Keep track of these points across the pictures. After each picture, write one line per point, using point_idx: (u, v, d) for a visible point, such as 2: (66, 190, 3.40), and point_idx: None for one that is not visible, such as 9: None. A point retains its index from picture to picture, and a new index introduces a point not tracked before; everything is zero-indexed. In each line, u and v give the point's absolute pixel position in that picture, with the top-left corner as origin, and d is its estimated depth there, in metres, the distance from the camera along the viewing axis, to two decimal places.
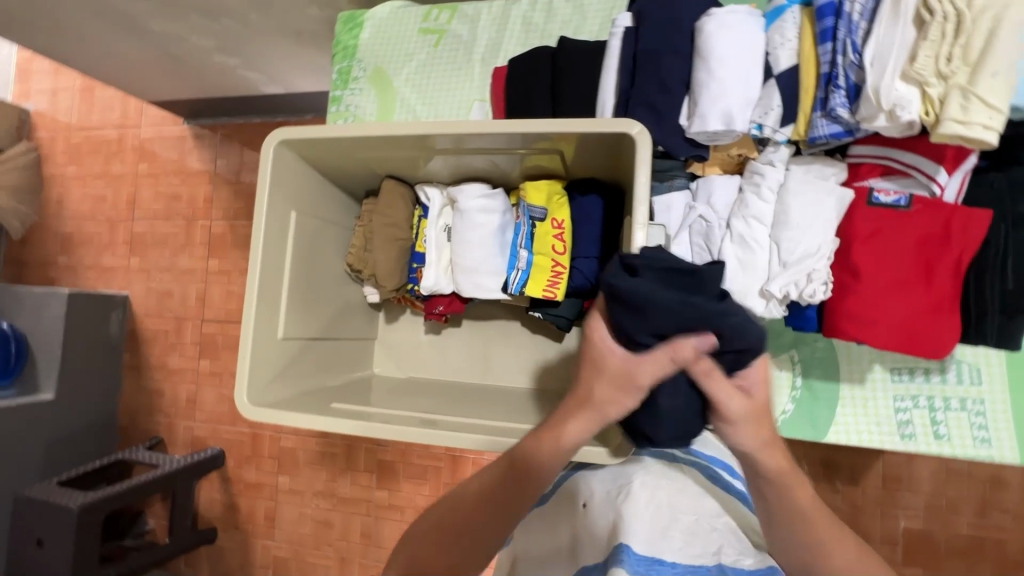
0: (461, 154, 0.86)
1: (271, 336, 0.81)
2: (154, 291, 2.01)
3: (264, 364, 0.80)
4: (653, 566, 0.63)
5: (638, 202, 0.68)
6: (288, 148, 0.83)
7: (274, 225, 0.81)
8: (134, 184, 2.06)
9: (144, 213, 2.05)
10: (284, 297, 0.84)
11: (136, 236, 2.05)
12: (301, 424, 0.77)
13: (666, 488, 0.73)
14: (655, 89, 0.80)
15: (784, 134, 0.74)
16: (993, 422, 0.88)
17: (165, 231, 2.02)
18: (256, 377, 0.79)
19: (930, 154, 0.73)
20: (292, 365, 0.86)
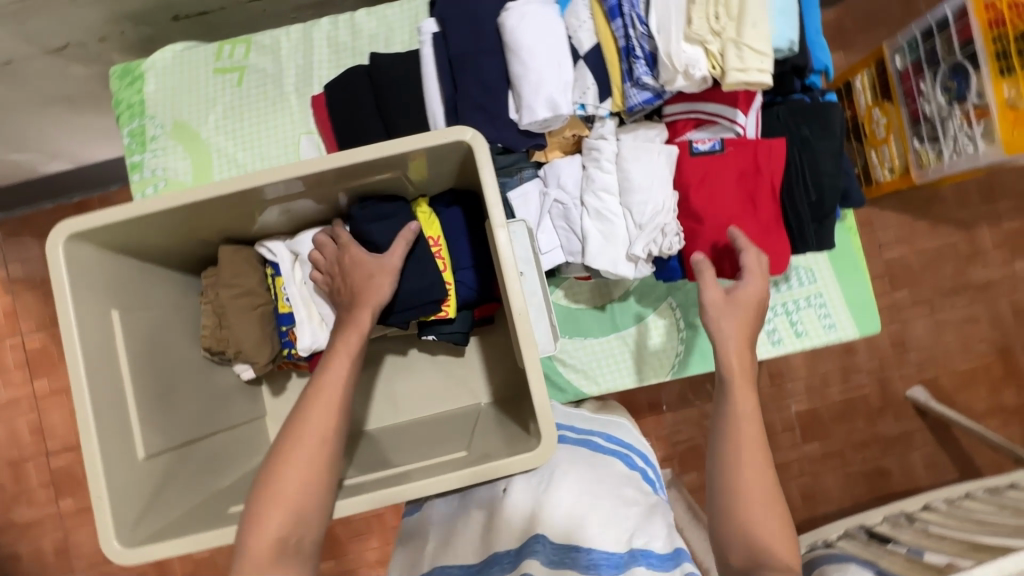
0: (294, 199, 0.79)
1: (129, 460, 0.69)
2: None
3: (127, 495, 0.67)
4: (568, 556, 0.67)
5: (491, 204, 0.66)
6: (82, 242, 0.69)
7: (94, 334, 0.68)
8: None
9: None
10: (131, 410, 0.71)
11: None
12: (193, 549, 0.66)
13: (595, 477, 0.77)
14: (479, 90, 0.80)
15: (605, 109, 0.79)
16: (834, 309, 1.04)
17: None
18: (121, 516, 0.66)
19: (726, 101, 0.82)
20: (167, 484, 0.73)
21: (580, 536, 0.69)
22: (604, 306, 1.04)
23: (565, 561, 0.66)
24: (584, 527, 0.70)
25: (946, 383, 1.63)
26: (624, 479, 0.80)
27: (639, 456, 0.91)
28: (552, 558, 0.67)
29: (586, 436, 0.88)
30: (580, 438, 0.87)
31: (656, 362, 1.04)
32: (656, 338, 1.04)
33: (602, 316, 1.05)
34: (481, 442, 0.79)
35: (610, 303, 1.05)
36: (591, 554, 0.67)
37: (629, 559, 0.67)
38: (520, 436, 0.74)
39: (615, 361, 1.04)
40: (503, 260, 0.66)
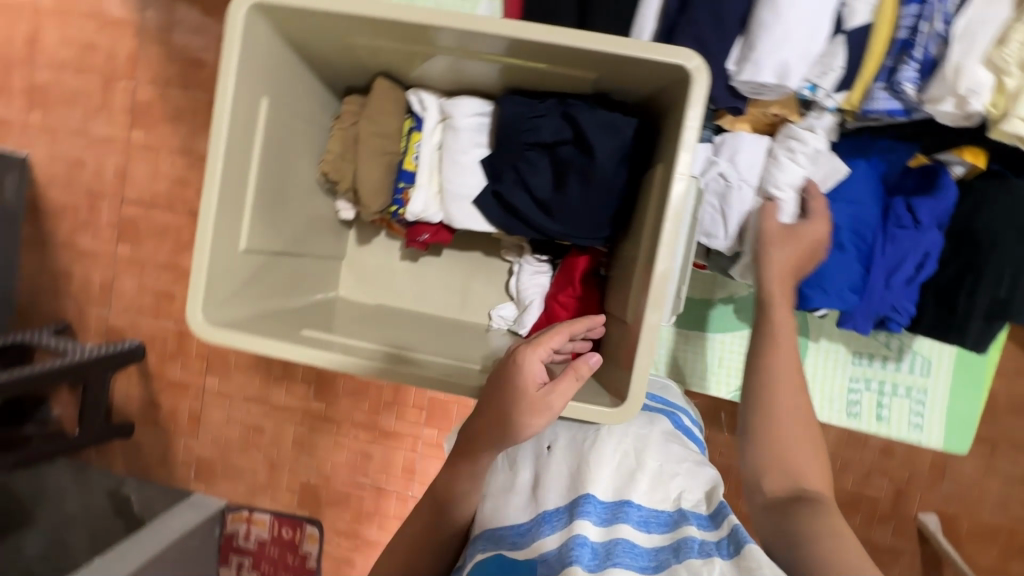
0: (465, 57, 0.73)
1: (231, 249, 0.69)
2: (61, 159, 1.61)
3: (224, 277, 0.68)
4: (620, 511, 0.60)
5: (683, 147, 0.59)
6: (261, 15, 0.65)
7: (241, 115, 0.65)
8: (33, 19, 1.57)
9: (47, 60, 1.57)
10: (248, 204, 0.70)
11: (37, 86, 1.59)
12: (261, 350, 0.68)
13: (634, 429, 0.71)
14: (708, 21, 0.69)
15: (835, 101, 0.68)
16: (930, 410, 0.95)
17: (76, 86, 1.58)
18: (214, 293, 0.67)
19: None
20: (254, 281, 0.75)
21: (628, 491, 0.63)
22: (702, 300, 0.98)
23: (616, 515, 0.60)
24: (632, 485, 0.64)
25: None
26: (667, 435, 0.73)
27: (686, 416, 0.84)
28: (604, 516, 0.59)
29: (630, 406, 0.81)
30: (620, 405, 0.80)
31: (724, 377, 0.99)
32: (737, 356, 0.98)
33: (693, 310, 0.99)
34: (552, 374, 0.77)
35: (708, 301, 0.98)
36: (642, 511, 0.61)
37: (677, 518, 0.60)
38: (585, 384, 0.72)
39: (680, 360, 1.00)
40: (669, 212, 0.60)
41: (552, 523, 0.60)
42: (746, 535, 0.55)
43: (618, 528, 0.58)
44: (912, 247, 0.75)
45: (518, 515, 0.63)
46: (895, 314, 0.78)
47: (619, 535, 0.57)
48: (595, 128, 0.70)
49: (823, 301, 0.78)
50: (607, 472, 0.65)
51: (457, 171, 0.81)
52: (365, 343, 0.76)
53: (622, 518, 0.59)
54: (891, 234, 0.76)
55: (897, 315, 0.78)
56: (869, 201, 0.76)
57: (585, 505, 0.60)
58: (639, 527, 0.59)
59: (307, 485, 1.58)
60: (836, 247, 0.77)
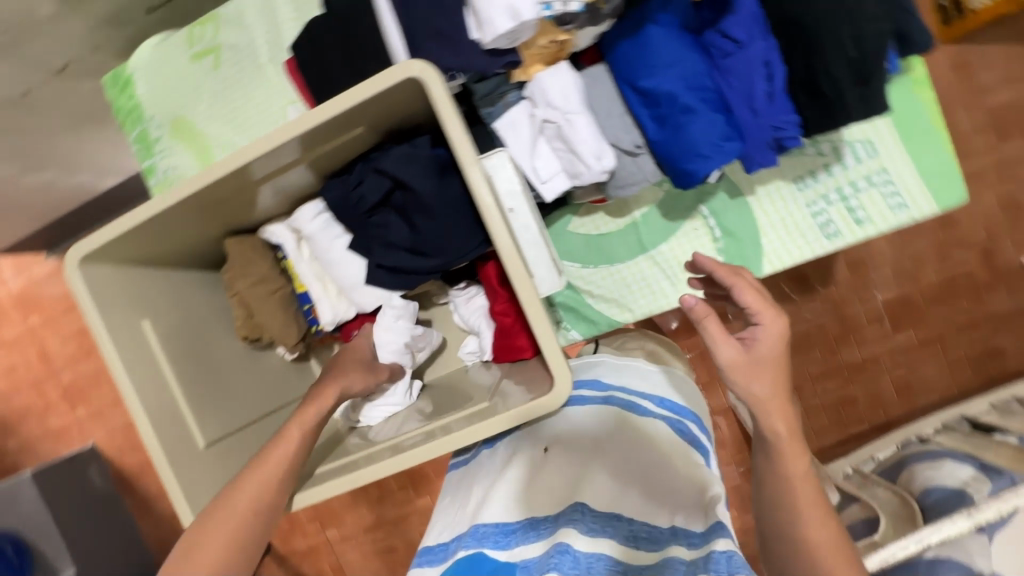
0: (280, 176, 0.76)
1: (192, 450, 0.75)
2: (116, 430, 1.77)
3: (200, 479, 0.74)
4: (610, 524, 0.59)
5: (457, 141, 0.61)
6: (97, 262, 0.72)
7: (127, 346, 0.72)
8: (34, 341, 1.77)
9: (62, 363, 1.77)
10: (184, 411, 0.76)
11: (67, 388, 1.78)
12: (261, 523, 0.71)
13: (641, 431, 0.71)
14: (435, 14, 0.71)
15: (576, 2, 0.66)
16: (902, 184, 0.88)
17: (91, 369, 1.76)
18: (198, 499, 0.72)
19: None
20: (234, 464, 0.80)
21: (624, 504, 0.62)
22: (628, 225, 0.95)
23: (602, 526, 0.59)
24: (629, 493, 0.63)
25: None
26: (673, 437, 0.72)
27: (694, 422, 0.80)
28: (593, 525, 0.59)
29: (608, 393, 0.78)
30: (622, 401, 0.76)
31: None
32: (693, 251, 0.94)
33: (628, 239, 0.95)
34: (523, 383, 0.77)
35: (633, 222, 0.95)
36: (633, 524, 0.60)
37: (670, 536, 0.59)
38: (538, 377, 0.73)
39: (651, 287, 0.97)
40: (481, 201, 0.61)
41: (538, 530, 0.62)
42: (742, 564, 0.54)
43: (603, 543, 0.58)
44: (748, 67, 0.71)
45: (508, 514, 0.65)
46: (784, 131, 0.73)
47: (598, 548, 0.57)
48: (402, 165, 0.71)
49: (710, 167, 0.75)
50: (604, 479, 0.64)
51: (338, 266, 0.84)
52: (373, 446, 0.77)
53: (613, 533, 0.59)
54: (723, 69, 0.73)
55: (786, 131, 0.73)
56: (685, 53, 0.73)
57: (574, 512, 0.60)
58: (628, 542, 0.58)
59: None
60: (685, 112, 0.74)
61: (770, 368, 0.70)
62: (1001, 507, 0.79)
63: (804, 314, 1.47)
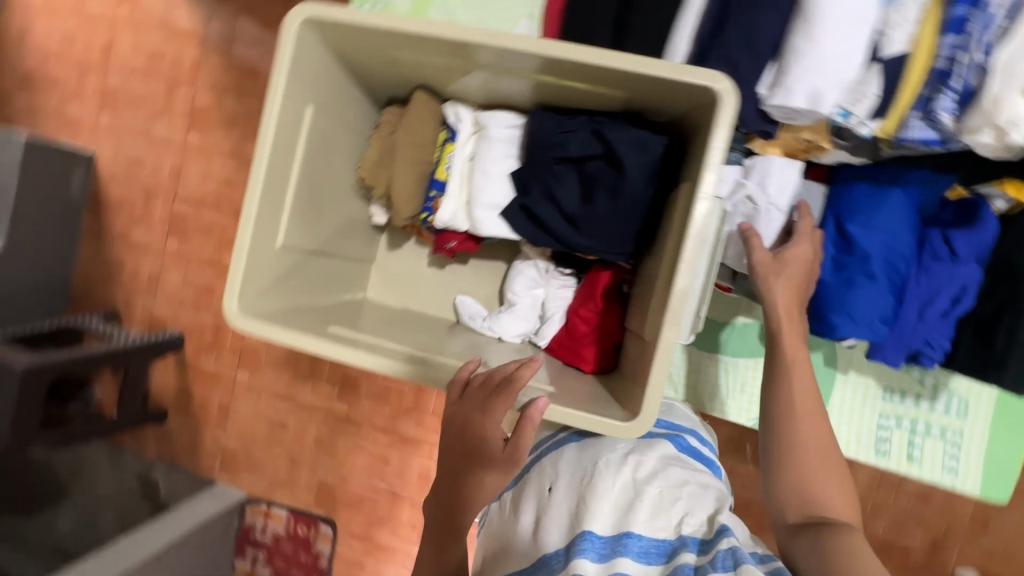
0: (501, 75, 0.76)
1: (269, 244, 0.73)
2: (124, 156, 1.72)
3: (258, 273, 0.72)
4: (620, 543, 0.63)
5: (708, 167, 0.61)
6: (310, 30, 0.70)
7: (286, 120, 0.70)
8: (111, 29, 1.70)
9: (120, 65, 1.70)
10: (285, 206, 0.75)
11: (109, 90, 1.72)
12: (291, 343, 0.71)
13: (635, 456, 0.74)
14: (741, 46, 0.69)
15: (869, 129, 0.66)
16: (965, 454, 0.91)
17: (142, 89, 1.69)
18: (249, 287, 0.71)
19: None
20: (286, 278, 0.78)
21: (631, 520, 0.66)
22: (723, 323, 0.96)
23: (615, 549, 0.63)
24: (632, 510, 0.67)
25: None
26: (668, 460, 0.76)
27: (694, 434, 0.85)
28: (603, 551, 0.63)
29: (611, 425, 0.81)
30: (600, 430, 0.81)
31: (744, 404, 0.97)
32: (759, 382, 0.96)
33: (714, 333, 0.97)
34: (567, 385, 0.78)
35: (730, 324, 0.96)
36: (642, 541, 0.64)
37: (677, 545, 0.64)
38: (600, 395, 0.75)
39: (702, 383, 0.99)
40: (691, 231, 0.61)
41: (550, 564, 0.64)
42: (745, 554, 0.58)
43: (616, 561, 0.61)
44: (946, 280, 0.73)
45: (519, 561, 0.68)
46: (929, 349, 0.76)
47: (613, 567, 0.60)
48: (625, 146, 0.71)
49: (852, 333, 0.76)
50: (604, 502, 0.68)
51: (487, 181, 0.83)
52: (401, 348, 0.78)
53: (620, 550, 0.62)
54: (926, 267, 0.74)
55: (930, 351, 0.76)
56: (904, 231, 0.74)
57: (582, 543, 0.63)
58: (639, 557, 0.63)
59: (327, 485, 1.61)
60: (867, 277, 0.75)
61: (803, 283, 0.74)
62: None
63: None
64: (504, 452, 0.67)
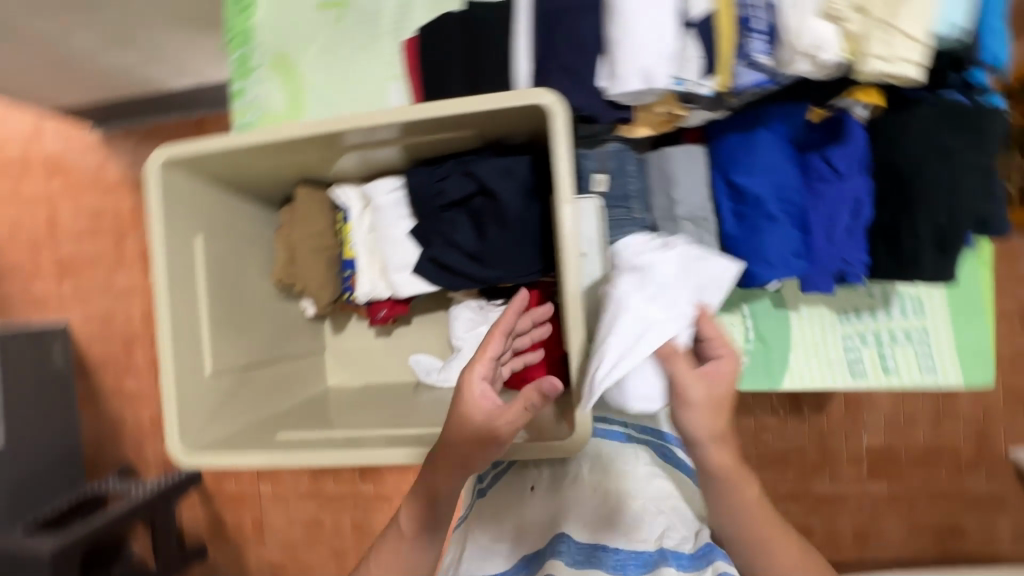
0: (370, 149, 0.79)
1: (198, 375, 0.75)
2: (95, 317, 1.76)
3: (195, 405, 0.74)
4: (596, 554, 0.70)
5: (560, 176, 0.62)
6: (176, 169, 0.73)
7: (176, 257, 0.73)
8: (51, 205, 1.77)
9: (67, 236, 1.77)
10: (202, 333, 0.77)
11: (63, 262, 1.78)
12: (244, 464, 0.72)
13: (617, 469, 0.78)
14: (570, 52, 0.74)
15: (706, 87, 0.68)
16: (936, 350, 0.90)
17: (94, 251, 1.75)
18: (189, 422, 0.73)
19: None
20: (230, 400, 0.80)
21: (609, 535, 0.71)
22: None
23: (591, 558, 0.69)
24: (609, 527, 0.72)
25: None
26: (650, 466, 0.79)
27: (676, 428, 0.88)
28: (578, 557, 0.69)
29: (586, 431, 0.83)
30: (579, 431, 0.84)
31: None
32: None
33: None
34: None
35: None
36: (619, 555, 0.69)
37: (656, 558, 0.68)
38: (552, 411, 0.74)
39: None
40: (565, 239, 0.62)
41: (528, 565, 0.73)
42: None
43: (591, 573, 0.68)
44: (839, 198, 0.74)
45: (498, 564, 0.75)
46: (850, 267, 0.76)
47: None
48: (495, 176, 0.73)
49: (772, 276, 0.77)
50: (584, 514, 0.74)
51: (390, 246, 0.85)
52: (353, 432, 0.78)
53: (595, 562, 0.69)
54: (817, 191, 0.75)
55: (852, 268, 0.76)
56: (784, 165, 0.75)
57: (559, 546, 0.70)
58: (616, 569, 0.68)
59: None
60: (766, 219, 0.76)
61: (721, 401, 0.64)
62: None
63: (790, 433, 1.47)
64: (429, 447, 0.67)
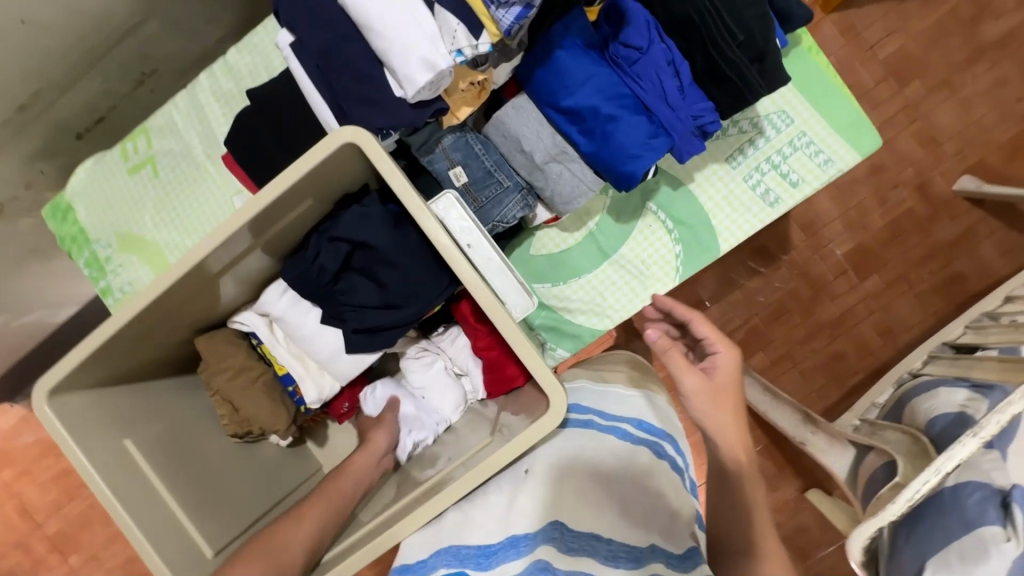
0: (238, 265, 0.76)
1: (201, 561, 0.71)
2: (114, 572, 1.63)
3: None
4: (588, 543, 0.61)
5: (403, 192, 0.63)
6: (69, 393, 0.70)
7: (114, 469, 0.69)
8: (12, 493, 1.61)
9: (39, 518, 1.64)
10: (184, 521, 0.72)
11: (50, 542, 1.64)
12: None
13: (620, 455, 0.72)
14: (354, 80, 0.74)
15: (484, 43, 0.70)
16: (823, 141, 0.94)
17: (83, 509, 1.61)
18: None
19: None
20: None
21: (604, 522, 0.63)
22: (585, 236, 0.98)
23: (584, 546, 0.61)
24: (612, 514, 0.65)
25: (993, 160, 1.46)
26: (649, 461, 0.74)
27: (672, 444, 0.83)
28: (572, 544, 0.60)
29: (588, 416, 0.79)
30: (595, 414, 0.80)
31: (661, 269, 0.98)
32: (651, 246, 0.98)
33: (588, 249, 0.98)
34: (523, 408, 0.75)
35: (589, 233, 0.98)
36: (611, 545, 0.61)
37: (645, 553, 0.62)
38: (535, 400, 0.71)
39: (623, 285, 0.98)
40: (441, 239, 0.63)
41: (517, 547, 0.62)
42: None
43: (581, 561, 0.59)
44: (654, 69, 0.76)
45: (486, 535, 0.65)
46: (702, 118, 0.79)
47: (582, 565, 0.59)
48: (357, 223, 0.73)
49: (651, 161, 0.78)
50: (591, 495, 0.67)
51: (312, 341, 0.84)
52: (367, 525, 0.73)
53: (589, 551, 0.60)
54: (636, 71, 0.77)
55: (706, 118, 0.79)
56: (595, 68, 0.78)
57: (551, 532, 0.61)
58: (608, 561, 0.60)
59: None
60: (610, 120, 0.78)
61: (729, 395, 0.78)
62: (1003, 418, 0.68)
63: (773, 283, 1.50)
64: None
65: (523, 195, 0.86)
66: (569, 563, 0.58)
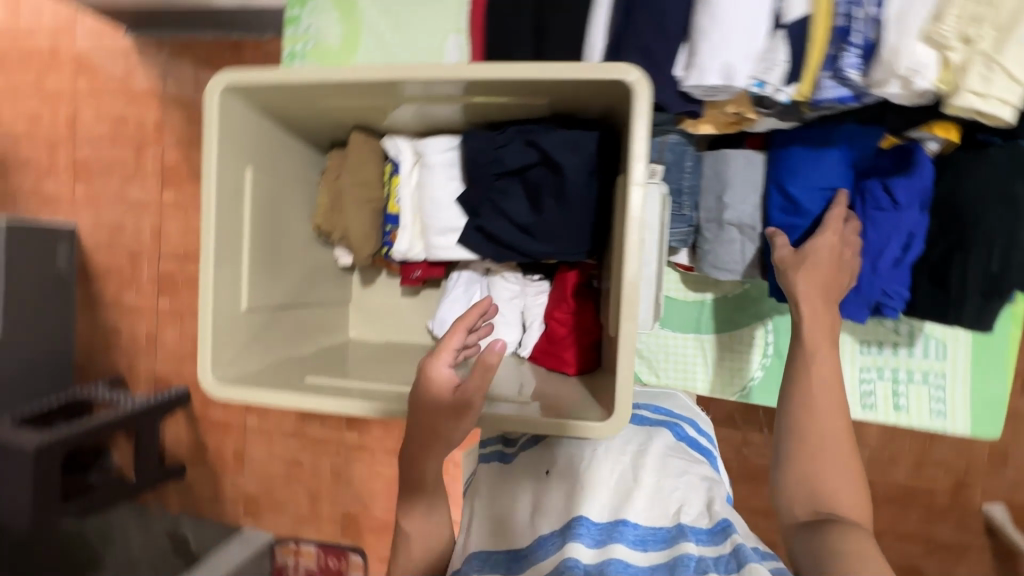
0: (431, 103, 0.76)
1: (234, 307, 0.74)
2: (104, 225, 1.74)
3: (229, 337, 0.74)
4: (615, 530, 0.59)
5: (634, 158, 0.60)
6: (236, 96, 0.72)
7: (226, 183, 0.71)
8: (73, 103, 1.73)
9: (86, 139, 1.73)
10: (244, 265, 0.76)
11: (79, 163, 1.74)
12: (272, 401, 0.72)
13: (631, 446, 0.70)
14: (651, 31, 0.70)
15: (787, 94, 0.66)
16: (951, 394, 0.91)
17: (111, 157, 1.71)
18: (221, 352, 0.73)
19: None
20: (259, 337, 0.80)
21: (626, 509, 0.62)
22: (693, 301, 0.97)
23: (612, 535, 0.59)
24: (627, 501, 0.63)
25: None
26: (669, 449, 0.70)
27: (691, 425, 0.79)
28: (598, 537, 0.59)
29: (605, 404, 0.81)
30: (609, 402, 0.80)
31: (730, 378, 0.97)
32: (738, 355, 0.96)
33: (688, 313, 0.97)
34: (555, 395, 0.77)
35: (700, 301, 0.97)
36: (638, 529, 0.60)
37: (676, 533, 0.59)
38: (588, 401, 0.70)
39: (689, 362, 0.98)
40: (630, 224, 0.61)
41: (545, 546, 0.59)
42: (750, 551, 0.53)
43: (611, 549, 0.57)
44: (894, 228, 0.73)
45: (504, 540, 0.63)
46: (888, 299, 0.75)
47: (614, 554, 0.56)
48: (563, 146, 0.71)
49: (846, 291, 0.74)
50: (601, 485, 0.65)
51: (435, 206, 0.84)
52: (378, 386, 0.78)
53: (618, 537, 0.58)
54: (877, 218, 0.73)
55: (891, 301, 0.75)
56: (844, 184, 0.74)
57: (576, 528, 0.59)
58: (635, 545, 0.58)
59: (349, 515, 1.61)
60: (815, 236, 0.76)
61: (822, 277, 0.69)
62: None
63: None
64: (453, 395, 0.65)
65: (685, 231, 0.85)
66: (601, 553, 0.57)
